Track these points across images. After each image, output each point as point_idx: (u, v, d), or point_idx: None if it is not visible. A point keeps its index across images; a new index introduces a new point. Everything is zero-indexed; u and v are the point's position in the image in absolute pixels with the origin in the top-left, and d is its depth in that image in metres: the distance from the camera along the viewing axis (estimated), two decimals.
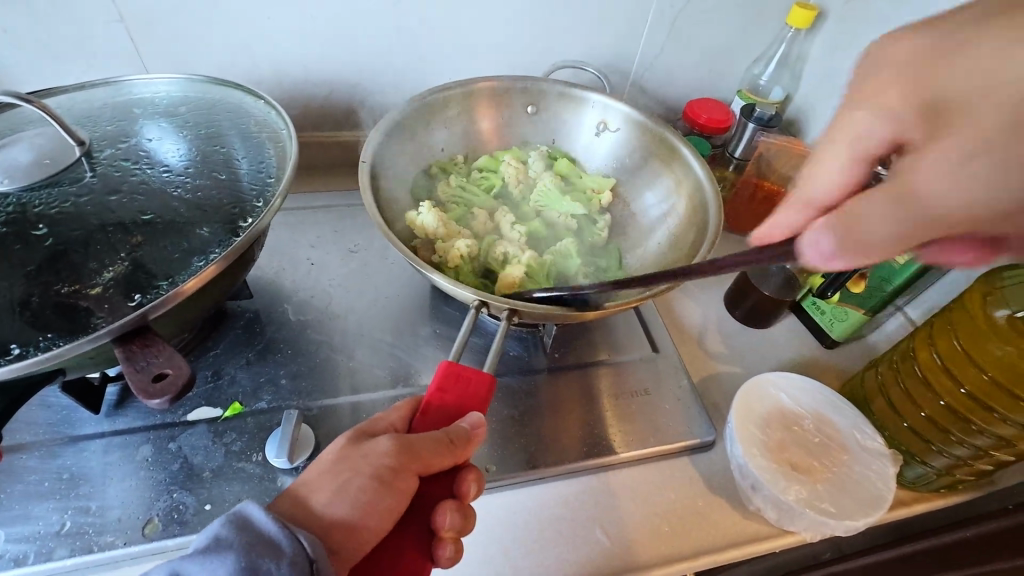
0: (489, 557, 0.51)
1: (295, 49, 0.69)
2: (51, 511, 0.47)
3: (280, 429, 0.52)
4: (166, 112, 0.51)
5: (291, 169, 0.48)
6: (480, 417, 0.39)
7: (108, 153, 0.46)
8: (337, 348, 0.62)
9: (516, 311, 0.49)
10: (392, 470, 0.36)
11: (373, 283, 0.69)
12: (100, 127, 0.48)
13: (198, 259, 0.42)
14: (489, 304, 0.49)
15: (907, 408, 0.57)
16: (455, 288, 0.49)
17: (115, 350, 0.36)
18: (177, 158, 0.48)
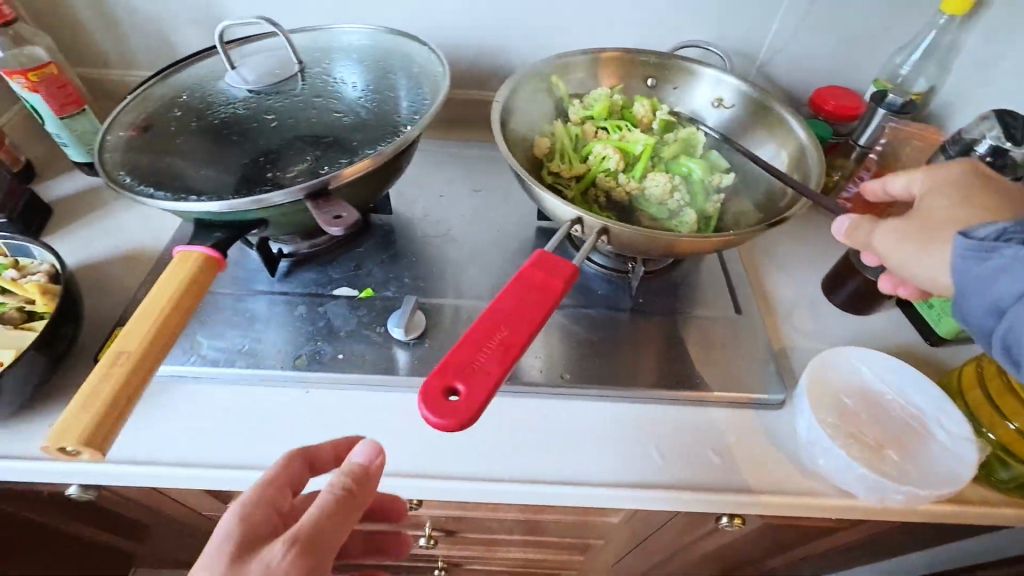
0: (552, 444, 0.59)
1: (455, 17, 0.81)
2: (238, 335, 0.63)
3: (401, 309, 0.64)
4: (356, 50, 0.66)
5: (440, 99, 0.59)
6: (375, 454, 0.44)
7: (315, 73, 0.61)
8: (451, 262, 0.73)
9: (606, 229, 0.55)
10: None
11: (488, 217, 0.79)
12: (311, 56, 0.64)
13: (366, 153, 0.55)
14: (583, 221, 0.55)
15: (1012, 405, 0.55)
16: (560, 206, 0.56)
17: (308, 203, 0.51)
18: (361, 84, 0.62)
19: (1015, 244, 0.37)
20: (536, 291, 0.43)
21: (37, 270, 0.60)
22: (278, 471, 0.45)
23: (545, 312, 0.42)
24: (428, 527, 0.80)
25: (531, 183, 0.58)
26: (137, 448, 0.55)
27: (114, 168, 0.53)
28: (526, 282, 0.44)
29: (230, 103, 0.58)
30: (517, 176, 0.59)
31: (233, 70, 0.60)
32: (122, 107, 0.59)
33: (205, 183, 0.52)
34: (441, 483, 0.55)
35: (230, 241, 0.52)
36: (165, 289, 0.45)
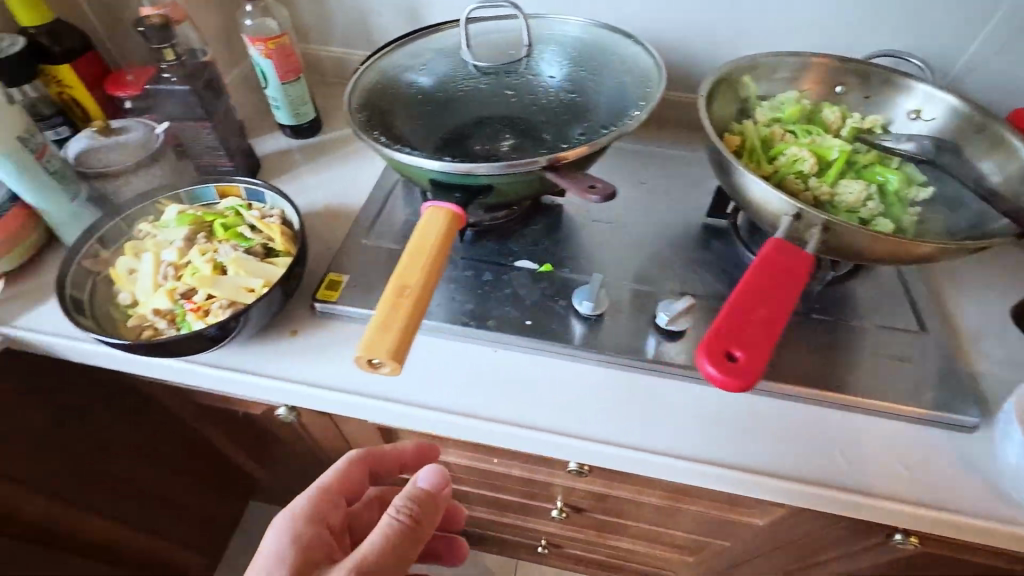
0: (731, 432, 0.60)
1: (639, 14, 0.83)
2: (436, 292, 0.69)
3: (587, 286, 0.67)
4: (575, 38, 0.70)
5: (655, 98, 0.62)
6: (430, 475, 0.55)
7: (542, 61, 0.67)
8: (622, 249, 0.76)
9: (816, 223, 0.56)
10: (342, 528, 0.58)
11: (654, 210, 0.81)
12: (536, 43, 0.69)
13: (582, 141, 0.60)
14: (804, 216, 0.56)
15: None
16: (768, 191, 0.58)
17: (549, 175, 0.55)
18: (581, 73, 0.66)
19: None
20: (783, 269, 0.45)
21: (275, 214, 0.67)
22: (345, 475, 0.61)
23: (793, 296, 0.44)
24: (561, 501, 0.84)
25: (736, 166, 0.61)
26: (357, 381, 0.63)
27: (371, 130, 0.61)
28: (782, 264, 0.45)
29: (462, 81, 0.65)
30: (721, 157, 0.63)
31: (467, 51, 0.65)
32: (361, 76, 0.67)
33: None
34: (628, 451, 0.59)
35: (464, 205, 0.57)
36: (418, 237, 0.49)
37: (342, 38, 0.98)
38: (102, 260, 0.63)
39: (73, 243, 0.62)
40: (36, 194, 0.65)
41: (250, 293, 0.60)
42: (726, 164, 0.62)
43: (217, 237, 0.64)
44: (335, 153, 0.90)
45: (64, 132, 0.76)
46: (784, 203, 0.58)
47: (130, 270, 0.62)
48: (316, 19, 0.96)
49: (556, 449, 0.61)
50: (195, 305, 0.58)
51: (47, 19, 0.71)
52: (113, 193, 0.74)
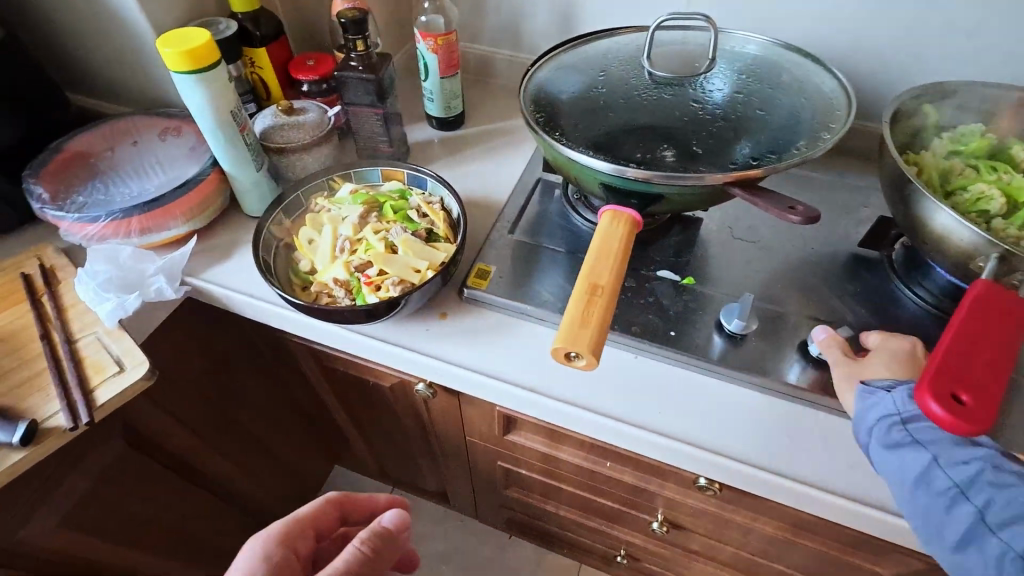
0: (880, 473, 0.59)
1: (805, 31, 0.81)
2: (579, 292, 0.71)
3: (737, 305, 0.66)
4: (755, 52, 0.68)
5: (842, 129, 0.59)
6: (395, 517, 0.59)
7: (720, 74, 0.66)
8: (764, 270, 0.75)
9: (1009, 259, 0.53)
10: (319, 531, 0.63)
11: (799, 232, 0.79)
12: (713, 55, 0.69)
13: (757, 160, 0.59)
14: (1011, 258, 0.53)
15: None
16: (958, 224, 0.56)
17: (736, 193, 0.56)
18: (760, 88, 0.65)
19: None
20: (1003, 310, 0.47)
21: (438, 202, 0.71)
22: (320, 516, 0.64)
23: (1013, 340, 0.45)
24: (661, 515, 0.83)
25: (925, 197, 0.58)
26: (502, 367, 0.66)
27: (549, 131, 0.64)
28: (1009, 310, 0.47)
29: (636, 86, 0.66)
30: (908, 181, 0.60)
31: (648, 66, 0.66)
32: (536, 77, 0.70)
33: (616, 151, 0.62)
34: (769, 476, 0.59)
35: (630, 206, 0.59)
36: (600, 244, 0.50)
37: (489, 36, 1.02)
38: (285, 229, 0.69)
39: (265, 210, 0.68)
40: (234, 164, 0.72)
41: (417, 273, 0.64)
42: (912, 193, 0.60)
43: (387, 219, 0.69)
44: (476, 147, 0.94)
45: (251, 109, 0.84)
46: (977, 241, 0.55)
47: (310, 240, 0.68)
48: (469, 17, 1.00)
49: (690, 462, 0.62)
50: (370, 279, 0.63)
51: (254, 6, 0.79)
52: (289, 169, 0.81)
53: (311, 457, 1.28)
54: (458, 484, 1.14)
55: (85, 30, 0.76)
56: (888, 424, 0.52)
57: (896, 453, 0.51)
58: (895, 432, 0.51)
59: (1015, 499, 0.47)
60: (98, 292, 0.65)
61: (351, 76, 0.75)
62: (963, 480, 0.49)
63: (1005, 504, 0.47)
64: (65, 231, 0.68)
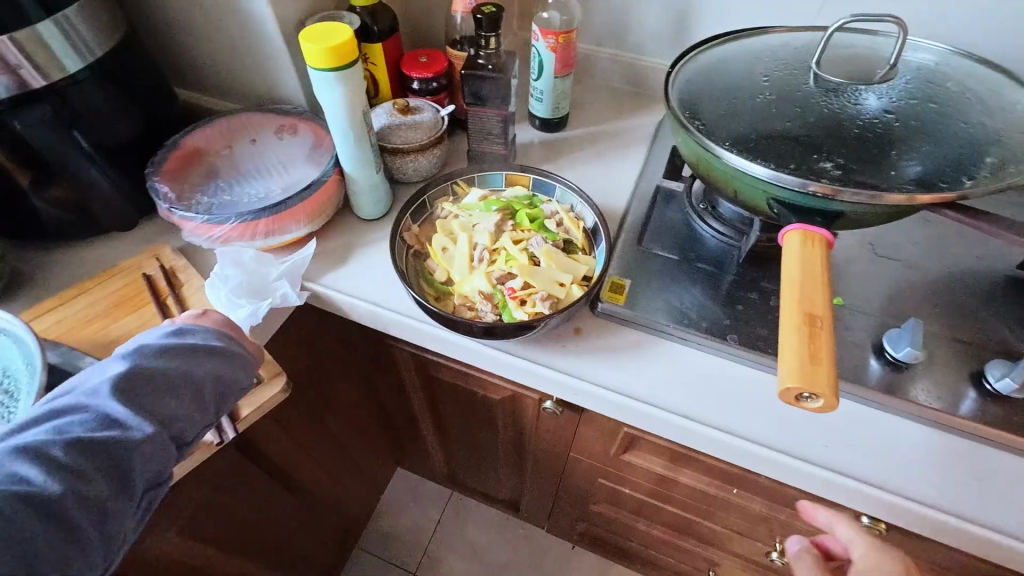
0: None
1: (957, 35, 0.76)
2: (719, 310, 0.67)
3: (907, 333, 0.61)
4: (934, 63, 0.63)
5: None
6: None
7: (900, 82, 0.61)
8: (913, 290, 0.70)
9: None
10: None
11: (947, 251, 0.74)
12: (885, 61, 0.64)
13: (954, 179, 0.54)
14: None
15: None
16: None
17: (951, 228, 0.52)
18: (946, 100, 0.59)
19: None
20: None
21: (571, 210, 0.68)
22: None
23: None
24: (780, 545, 0.80)
25: None
26: (645, 388, 0.62)
27: (713, 137, 0.59)
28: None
29: (801, 84, 0.62)
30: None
31: (819, 69, 0.61)
32: (686, 77, 0.66)
33: (786, 157, 0.57)
34: (946, 516, 0.55)
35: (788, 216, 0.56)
36: (797, 269, 0.46)
37: (596, 33, 0.97)
38: (415, 235, 0.66)
39: (397, 216, 0.65)
40: (357, 165, 0.69)
41: (562, 288, 0.60)
42: None
43: (523, 227, 0.65)
44: (584, 151, 0.90)
45: None
46: None
47: (443, 247, 0.65)
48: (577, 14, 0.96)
49: (850, 497, 0.58)
50: (516, 293, 0.59)
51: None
52: (402, 171, 0.79)
53: (381, 461, 1.26)
54: (537, 495, 1.11)
55: (205, 24, 0.73)
56: None
57: None
58: None
59: None
60: (231, 299, 0.63)
61: (479, 74, 0.72)
62: None
63: None
64: (190, 232, 0.66)
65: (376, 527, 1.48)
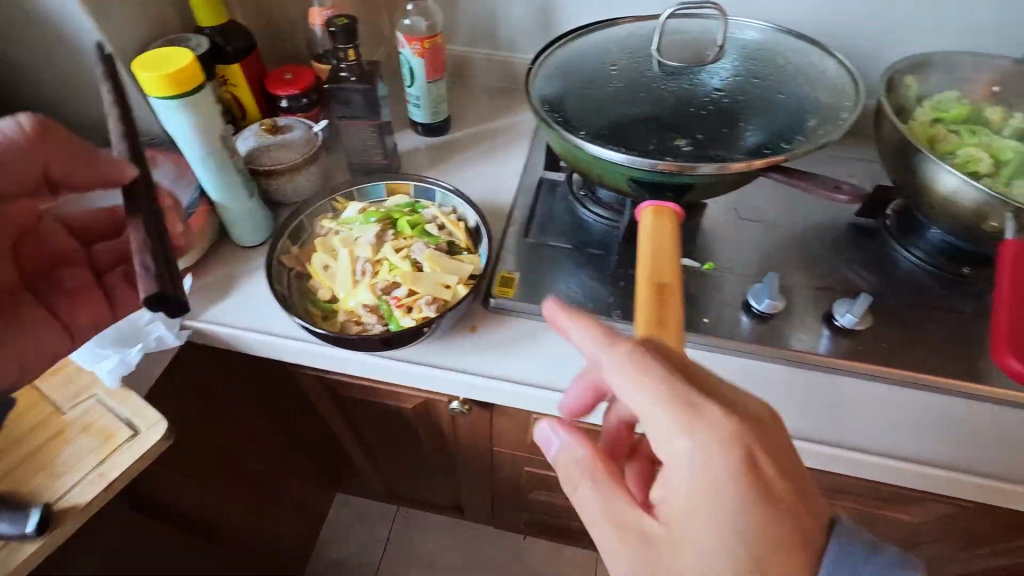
0: (919, 431, 0.62)
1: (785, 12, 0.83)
2: (606, 289, 0.70)
3: (762, 285, 0.68)
4: (757, 40, 0.70)
5: (851, 104, 0.62)
6: None
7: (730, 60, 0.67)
8: (776, 246, 0.77)
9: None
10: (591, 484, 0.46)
11: (800, 206, 0.82)
12: (714, 43, 0.70)
13: (781, 144, 0.60)
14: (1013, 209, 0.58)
15: None
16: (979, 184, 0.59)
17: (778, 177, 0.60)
18: (767, 73, 0.66)
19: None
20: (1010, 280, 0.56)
21: (453, 213, 0.68)
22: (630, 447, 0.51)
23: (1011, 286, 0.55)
24: None
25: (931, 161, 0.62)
26: (543, 376, 0.64)
27: (571, 126, 0.62)
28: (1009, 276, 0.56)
29: (645, 70, 0.66)
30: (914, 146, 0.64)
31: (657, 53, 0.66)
32: (544, 70, 0.69)
33: (638, 138, 0.61)
34: (812, 445, 0.61)
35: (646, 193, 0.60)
36: (651, 246, 0.49)
37: (466, 35, 0.99)
38: (295, 256, 0.65)
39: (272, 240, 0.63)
40: (224, 192, 0.67)
41: (448, 290, 0.61)
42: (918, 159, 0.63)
43: (405, 235, 0.66)
44: (469, 150, 0.91)
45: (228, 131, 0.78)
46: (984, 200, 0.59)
47: (325, 266, 0.64)
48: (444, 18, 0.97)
49: None
50: (401, 301, 0.60)
51: (221, 20, 0.74)
52: (280, 190, 0.76)
53: (316, 488, 1.22)
54: (476, 494, 1.12)
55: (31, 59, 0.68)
56: None
57: None
58: None
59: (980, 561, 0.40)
60: (95, 351, 0.63)
61: (344, 87, 0.71)
62: None
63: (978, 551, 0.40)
64: None
65: (324, 555, 1.44)
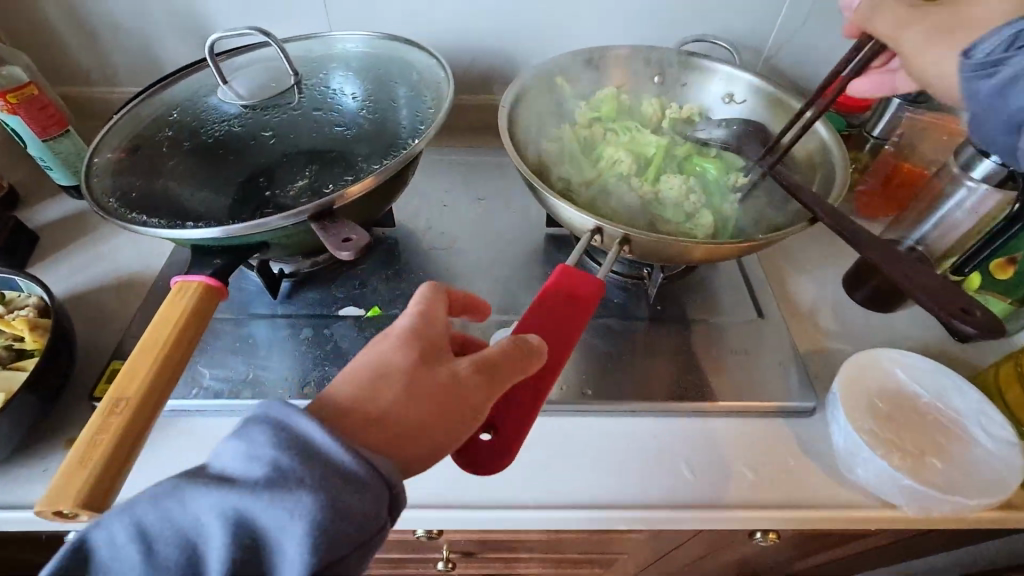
0: (580, 466, 0.55)
1: (449, 19, 0.77)
2: (240, 363, 0.60)
3: None
4: (357, 62, 0.64)
5: (443, 103, 0.60)
6: None
7: (313, 87, 0.60)
8: (460, 277, 0.70)
9: (628, 239, 0.50)
10: (472, 399, 0.37)
11: (495, 226, 0.77)
12: (307, 69, 0.63)
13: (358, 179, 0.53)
14: (603, 230, 0.51)
15: None
16: (578, 214, 0.51)
17: (314, 225, 0.48)
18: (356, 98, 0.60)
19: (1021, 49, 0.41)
20: (562, 304, 0.44)
21: (38, 305, 0.59)
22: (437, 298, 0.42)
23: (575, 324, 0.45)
24: (447, 552, 0.78)
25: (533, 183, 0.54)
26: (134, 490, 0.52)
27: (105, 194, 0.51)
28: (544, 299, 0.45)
29: (223, 122, 0.56)
30: (531, 183, 0.55)
31: (225, 84, 0.57)
32: (100, 163, 0.54)
33: (221, 210, 0.52)
34: (501, 511, 0.52)
35: (228, 269, 0.48)
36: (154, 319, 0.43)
37: (127, 73, 0.85)
38: None
39: None
40: None
41: None
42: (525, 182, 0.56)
43: None
44: None
45: None
46: (574, 217, 0.52)
47: None
48: (91, 57, 0.83)
49: None
50: None
51: None
52: None
53: None
54: None
55: None
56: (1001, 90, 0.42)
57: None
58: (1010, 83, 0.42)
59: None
60: None
61: None
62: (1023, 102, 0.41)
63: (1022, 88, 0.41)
64: None
65: None
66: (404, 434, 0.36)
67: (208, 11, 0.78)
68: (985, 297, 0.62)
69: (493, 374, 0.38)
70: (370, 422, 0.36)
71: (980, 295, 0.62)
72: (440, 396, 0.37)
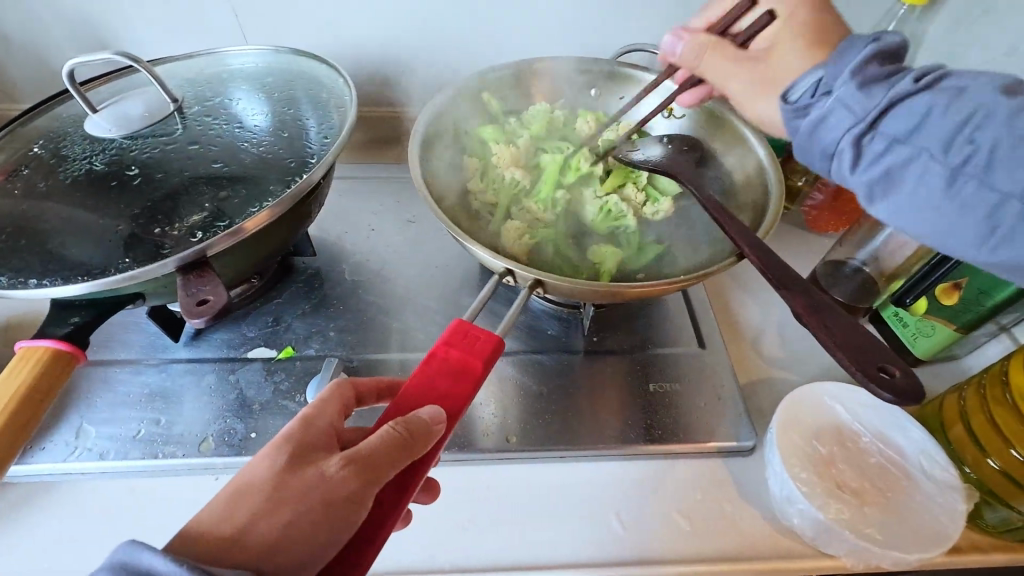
0: (501, 521, 0.51)
1: (372, 27, 0.71)
2: (132, 418, 0.54)
3: (321, 375, 0.56)
4: (254, 79, 0.58)
5: (347, 122, 0.54)
6: None
7: (196, 109, 0.53)
8: (384, 309, 0.65)
9: (541, 283, 0.48)
10: (347, 501, 0.31)
11: (426, 251, 0.72)
12: (195, 88, 0.56)
13: (238, 214, 0.46)
14: (515, 273, 0.48)
15: (972, 451, 0.50)
16: (486, 256, 0.49)
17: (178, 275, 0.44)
18: (248, 118, 0.53)
19: (826, 95, 0.40)
20: (449, 379, 0.37)
21: None
22: (325, 398, 0.37)
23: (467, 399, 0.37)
24: None
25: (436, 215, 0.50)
26: None
27: None
28: (433, 372, 0.37)
29: (84, 158, 0.48)
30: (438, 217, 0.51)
31: (95, 113, 0.51)
32: None
33: (63, 258, 0.43)
34: None
35: (91, 326, 0.44)
36: None
37: (25, 88, 0.77)
38: None
39: None
40: None
41: None
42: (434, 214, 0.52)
43: None
44: None
45: None
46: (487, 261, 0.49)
47: None
48: None
49: None
50: None
51: None
52: None
53: None
54: None
55: None
56: (851, 134, 0.39)
57: (884, 172, 0.39)
58: (870, 143, 0.39)
59: (933, 113, 0.37)
60: None
61: None
62: (902, 129, 0.38)
63: (939, 118, 0.37)
64: None
65: None
66: (271, 552, 0.30)
67: (109, 22, 0.71)
68: (931, 321, 0.58)
69: (370, 468, 0.31)
70: (230, 550, 0.30)
71: (927, 319, 0.58)
72: (308, 505, 0.31)
